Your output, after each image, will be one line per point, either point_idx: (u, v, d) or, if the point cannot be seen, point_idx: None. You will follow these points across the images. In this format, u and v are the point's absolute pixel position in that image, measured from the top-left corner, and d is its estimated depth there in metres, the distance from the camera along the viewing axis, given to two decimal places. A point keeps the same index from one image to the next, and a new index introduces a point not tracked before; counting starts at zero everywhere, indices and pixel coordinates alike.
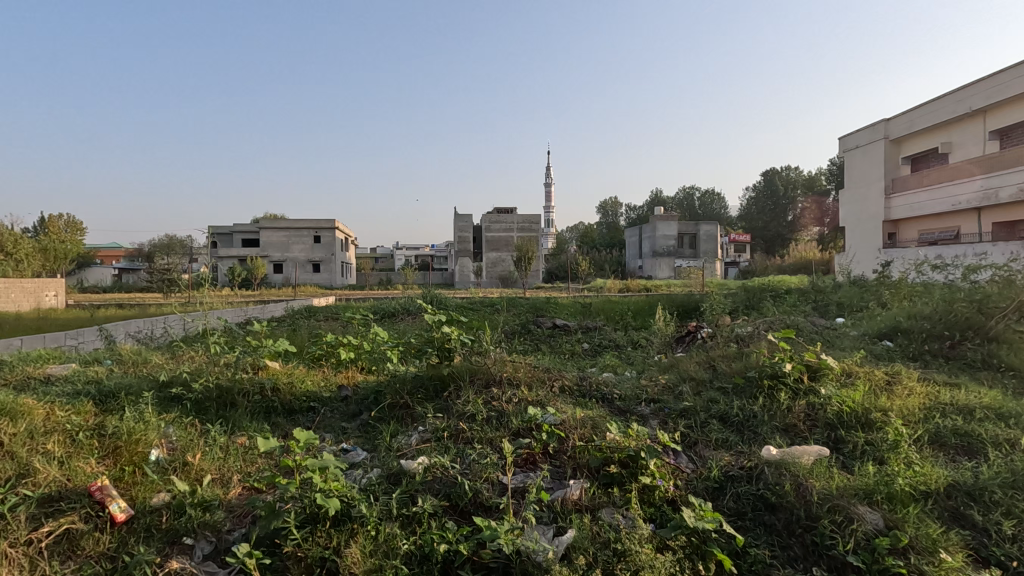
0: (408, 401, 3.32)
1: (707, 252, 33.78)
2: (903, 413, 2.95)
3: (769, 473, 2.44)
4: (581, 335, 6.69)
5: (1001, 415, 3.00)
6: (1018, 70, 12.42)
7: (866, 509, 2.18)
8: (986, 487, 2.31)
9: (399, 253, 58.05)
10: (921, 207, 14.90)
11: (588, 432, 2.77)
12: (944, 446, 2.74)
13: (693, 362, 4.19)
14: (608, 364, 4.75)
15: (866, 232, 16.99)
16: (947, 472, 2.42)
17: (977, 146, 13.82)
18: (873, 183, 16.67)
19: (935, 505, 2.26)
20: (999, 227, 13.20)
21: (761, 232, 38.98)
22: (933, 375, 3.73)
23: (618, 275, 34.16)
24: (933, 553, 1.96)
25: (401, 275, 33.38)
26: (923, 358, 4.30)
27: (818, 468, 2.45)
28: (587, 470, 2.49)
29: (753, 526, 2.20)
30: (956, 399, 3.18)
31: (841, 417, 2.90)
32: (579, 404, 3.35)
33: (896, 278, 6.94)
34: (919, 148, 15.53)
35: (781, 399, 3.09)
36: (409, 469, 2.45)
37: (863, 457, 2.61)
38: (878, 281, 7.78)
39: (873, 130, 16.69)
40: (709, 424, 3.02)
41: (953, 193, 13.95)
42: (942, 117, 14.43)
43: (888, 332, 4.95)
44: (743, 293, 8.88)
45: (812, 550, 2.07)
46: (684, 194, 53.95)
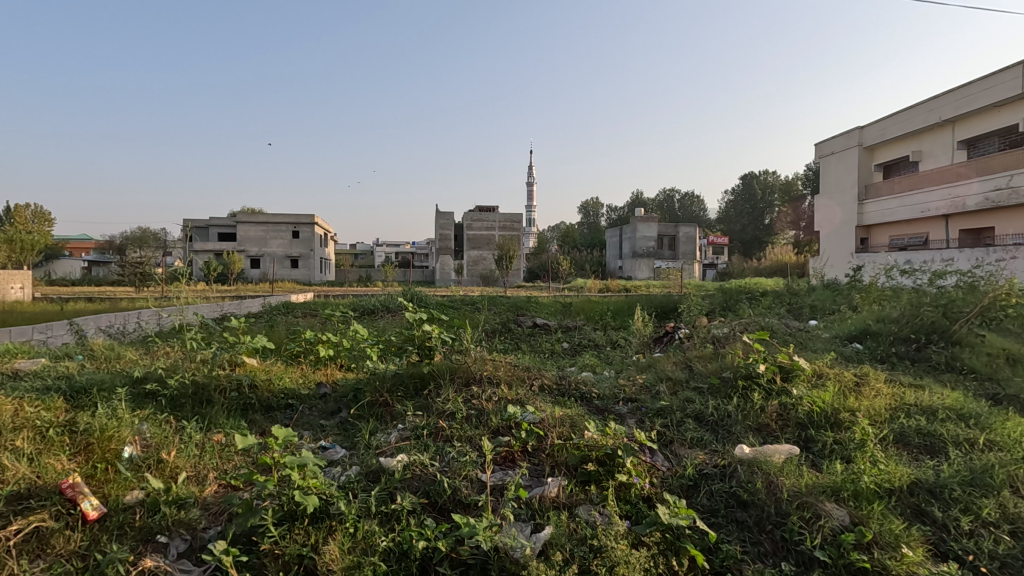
0: (387, 399, 3.31)
1: (686, 254, 34.34)
2: (870, 413, 3.05)
3: (742, 471, 2.52)
4: (561, 334, 6.74)
5: (961, 416, 3.12)
6: (986, 82, 12.88)
7: (832, 505, 2.26)
8: (947, 485, 2.41)
9: (378, 248, 57.45)
10: (894, 213, 15.33)
11: (566, 430, 2.80)
12: (908, 445, 2.84)
13: (670, 362, 4.25)
14: (587, 364, 4.78)
15: (840, 237, 17.44)
16: (911, 471, 2.51)
17: (946, 155, 14.30)
18: (848, 189, 17.11)
19: (899, 503, 2.34)
20: (966, 234, 13.62)
21: (740, 235, 39.69)
22: (899, 376, 3.85)
23: (598, 275, 34.56)
24: (895, 548, 2.05)
25: (381, 273, 33.21)
26: (890, 360, 4.41)
27: (789, 467, 2.52)
28: (564, 468, 2.52)
29: (726, 523, 2.26)
30: (921, 400, 3.29)
31: (812, 417, 2.98)
32: (557, 403, 3.37)
33: (867, 282, 7.13)
34: (893, 156, 15.98)
35: (755, 400, 3.15)
36: (388, 466, 2.46)
37: (832, 455, 2.69)
38: (850, 284, 7.95)
39: (848, 137, 17.19)
40: (685, 424, 3.07)
41: (921, 200, 14.42)
42: (914, 125, 14.88)
43: (858, 334, 5.05)
44: (720, 295, 9.04)
45: (781, 546, 2.15)
46: (664, 195, 54.80)
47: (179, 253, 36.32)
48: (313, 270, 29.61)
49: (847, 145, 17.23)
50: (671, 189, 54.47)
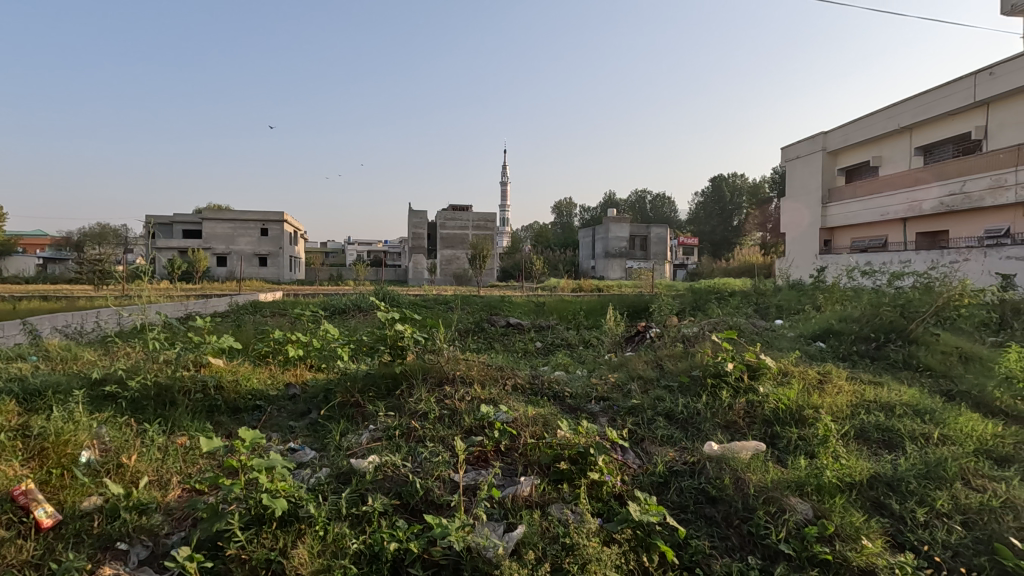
0: (359, 400, 3.27)
1: (657, 255, 34.85)
2: (832, 410, 3.14)
3: (710, 467, 2.57)
4: (534, 334, 6.76)
5: (917, 411, 3.24)
6: (941, 91, 13.44)
7: (796, 500, 2.33)
8: (903, 478, 2.51)
9: (349, 246, 56.59)
10: (855, 216, 15.85)
11: (539, 430, 2.80)
12: (867, 440, 2.94)
13: (641, 361, 4.31)
14: (560, 363, 4.80)
15: (805, 238, 17.95)
16: (871, 466, 2.60)
17: (904, 161, 14.86)
18: (813, 192, 17.63)
19: (859, 496, 2.43)
20: (922, 237, 14.17)
21: (710, 236, 40.47)
22: (860, 374, 3.98)
23: (571, 275, 34.78)
24: (855, 540, 2.12)
25: (352, 272, 32.76)
26: (851, 358, 4.55)
27: (755, 463, 2.58)
28: (537, 467, 2.53)
29: (695, 518, 2.30)
30: (880, 397, 3.41)
31: (777, 414, 3.06)
32: (530, 402, 3.37)
33: (829, 283, 7.36)
34: (855, 161, 16.53)
35: (723, 397, 3.22)
36: (359, 467, 2.43)
37: (796, 451, 2.76)
38: (814, 284, 8.19)
39: (813, 142, 17.71)
40: (655, 421, 3.12)
41: (881, 204, 14.95)
42: (874, 131, 15.42)
43: (821, 333, 5.20)
44: (689, 296, 9.18)
45: (748, 540, 2.20)
46: (636, 196, 55.48)
47: (142, 250, 35.16)
48: (283, 269, 29.02)
49: (811, 149, 17.75)
50: (643, 190, 55.21)
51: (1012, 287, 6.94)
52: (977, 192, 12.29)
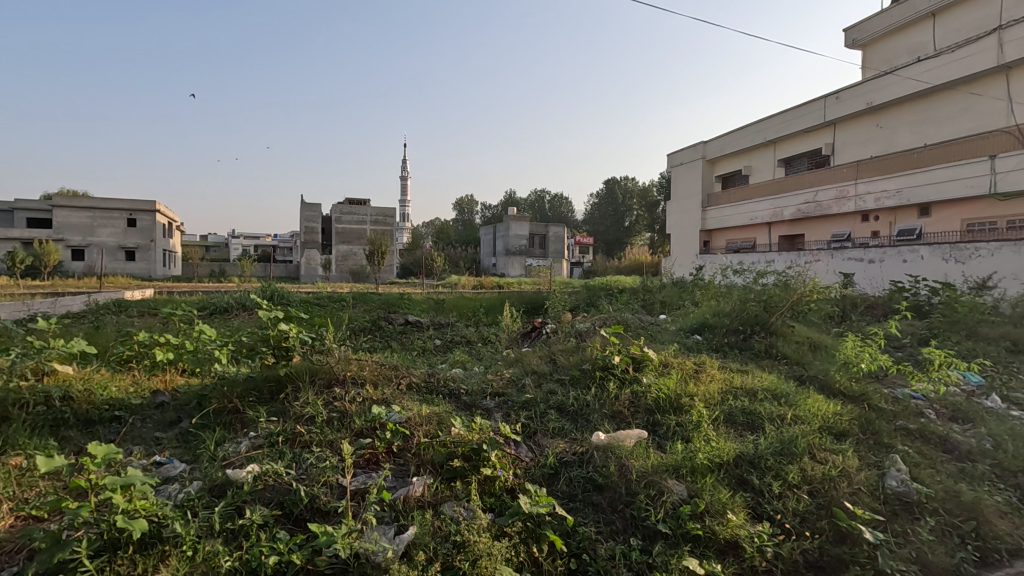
0: (237, 406, 3.03)
1: (555, 253, 35.98)
2: (705, 396, 3.42)
3: (597, 456, 2.69)
4: (433, 331, 6.69)
5: (775, 395, 3.63)
6: (799, 111, 15.13)
7: (673, 482, 2.51)
8: (763, 456, 2.79)
9: (234, 241, 52.49)
10: (729, 220, 17.45)
11: (432, 428, 2.77)
12: (734, 423, 3.25)
13: (536, 356, 4.42)
14: (458, 360, 4.79)
15: (687, 239, 19.42)
16: (737, 446, 2.87)
17: (769, 171, 16.58)
18: (694, 197, 19.12)
19: (726, 474, 2.67)
20: (783, 240, 15.90)
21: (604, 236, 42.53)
22: (730, 363, 4.38)
23: (472, 272, 34.86)
24: (722, 515, 2.34)
25: (237, 268, 30.37)
26: (722, 349, 4.99)
27: (638, 450, 2.75)
28: (430, 466, 2.51)
29: (582, 506, 2.41)
30: (745, 383, 3.78)
31: (658, 403, 3.27)
32: (425, 401, 3.32)
33: (706, 281, 8.02)
34: (729, 170, 18.17)
35: (610, 389, 3.39)
36: (236, 478, 2.25)
37: (674, 437, 2.98)
38: (693, 281, 8.88)
39: (694, 150, 19.19)
40: (547, 414, 3.22)
41: (750, 209, 16.56)
42: (745, 143, 17.02)
43: (698, 326, 5.64)
44: (584, 293, 9.57)
45: (630, 523, 2.34)
46: (536, 196, 56.88)
47: None
48: (154, 264, 26.22)
49: (693, 157, 19.22)
50: (542, 190, 56.74)
51: (851, 284, 8.01)
52: (826, 201, 14.03)
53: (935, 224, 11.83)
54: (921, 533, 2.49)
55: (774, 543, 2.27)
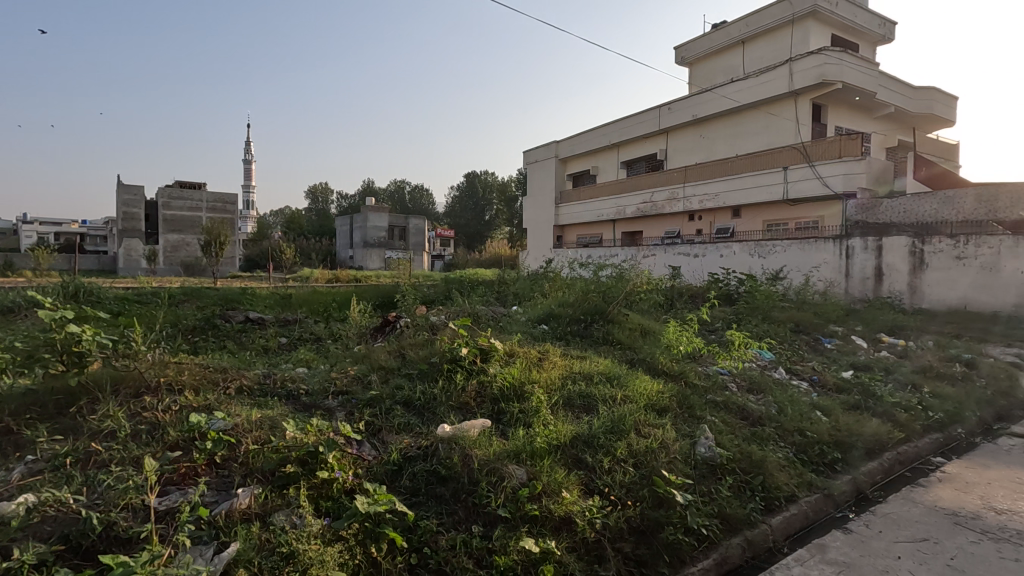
0: (11, 426, 2.53)
1: (416, 245, 35.54)
2: (547, 383, 3.61)
3: (442, 448, 2.70)
4: (276, 328, 6.21)
5: (609, 378, 3.95)
6: (637, 118, 16.55)
7: (513, 467, 2.61)
8: (596, 435, 3.02)
9: (25, 227, 43.73)
10: (579, 216, 18.62)
11: (263, 434, 2.56)
12: (572, 406, 3.47)
13: (385, 351, 4.30)
14: (301, 359, 4.50)
15: (542, 233, 20.36)
16: (573, 428, 3.06)
17: (614, 172, 17.99)
18: (548, 193, 20.08)
19: (563, 455, 2.84)
20: (626, 236, 17.39)
21: (465, 229, 43.05)
22: (571, 351, 4.67)
23: (327, 265, 33.02)
24: (557, 494, 2.50)
25: (29, 260, 25.35)
26: (566, 337, 5.31)
27: (481, 439, 2.81)
28: (259, 475, 2.31)
29: (425, 500, 2.40)
30: (582, 368, 4.06)
31: (503, 392, 3.37)
32: (257, 405, 3.06)
33: (554, 273, 8.49)
34: (579, 169, 19.36)
35: (457, 381, 3.43)
36: (3, 513, 1.87)
37: (516, 423, 3.09)
38: (544, 273, 9.34)
39: (547, 149, 20.13)
40: (393, 410, 3.15)
41: (597, 207, 17.83)
42: (593, 145, 18.25)
43: (545, 317, 5.93)
44: (441, 285, 9.58)
45: (472, 511, 2.38)
46: (395, 186, 55.68)
47: None
48: None
49: (546, 155, 20.15)
50: (402, 181, 55.69)
51: (678, 275, 9.04)
52: (661, 202, 15.59)
53: (744, 225, 13.78)
54: (721, 491, 2.88)
55: (603, 514, 2.47)
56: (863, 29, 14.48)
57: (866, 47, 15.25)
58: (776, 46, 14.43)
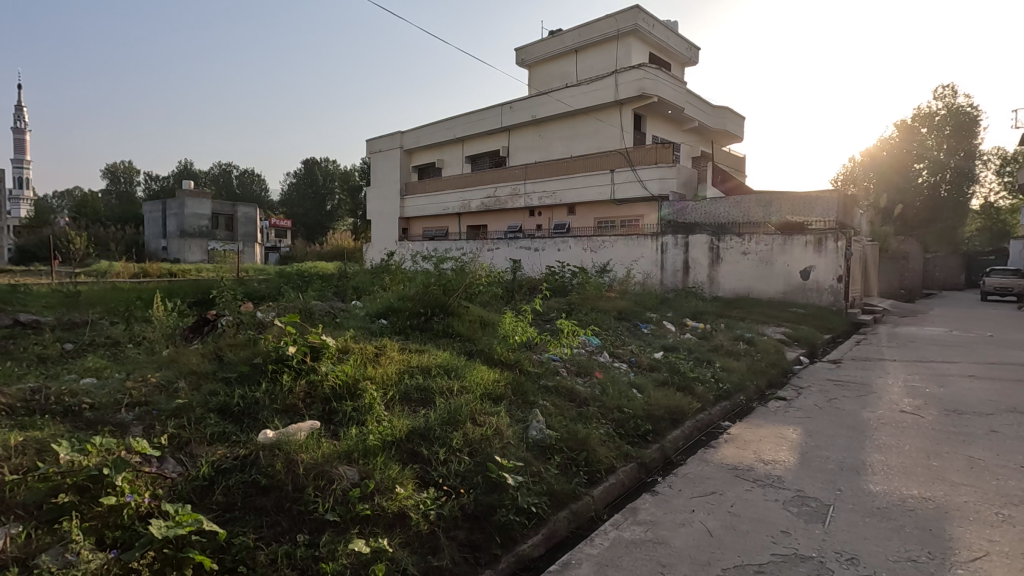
0: None
1: (245, 235, 32.36)
2: (383, 379, 3.54)
3: (263, 456, 2.49)
4: (56, 333, 5.19)
5: (447, 370, 3.99)
6: (480, 114, 16.87)
7: (344, 468, 2.50)
8: (432, 427, 3.03)
9: None
10: (425, 209, 18.48)
11: (27, 462, 2.14)
12: (409, 400, 3.44)
13: (197, 354, 3.83)
14: (87, 367, 3.81)
15: (386, 226, 19.84)
16: (409, 422, 3.04)
17: (459, 166, 18.17)
18: (392, 185, 19.59)
19: (398, 450, 2.81)
20: (471, 229, 17.73)
21: (304, 219, 40.45)
22: (410, 345, 4.61)
23: (132, 257, 28.48)
24: (391, 490, 2.45)
25: None
26: (405, 331, 5.23)
27: (309, 441, 2.65)
28: (20, 512, 1.93)
29: (242, 515, 2.20)
30: (421, 362, 4.05)
31: (335, 390, 3.22)
32: (20, 427, 2.53)
33: (396, 266, 8.33)
34: (424, 161, 19.20)
35: (283, 382, 3.19)
36: None
37: (349, 422, 2.97)
38: (385, 266, 9.10)
39: (392, 139, 19.64)
40: (205, 419, 2.83)
41: (443, 200, 17.86)
42: (438, 138, 18.22)
43: (383, 311, 5.77)
44: (273, 280, 8.83)
45: (297, 520, 2.23)
46: (220, 169, 50.22)
47: None
48: None
49: (390, 145, 19.64)
50: (229, 164, 50.45)
51: (518, 268, 9.44)
52: (503, 197, 16.13)
53: (578, 221, 14.88)
54: (549, 470, 3.08)
55: (437, 505, 2.49)
56: (674, 51, 16.46)
57: (676, 67, 17.36)
58: (604, 58, 15.76)
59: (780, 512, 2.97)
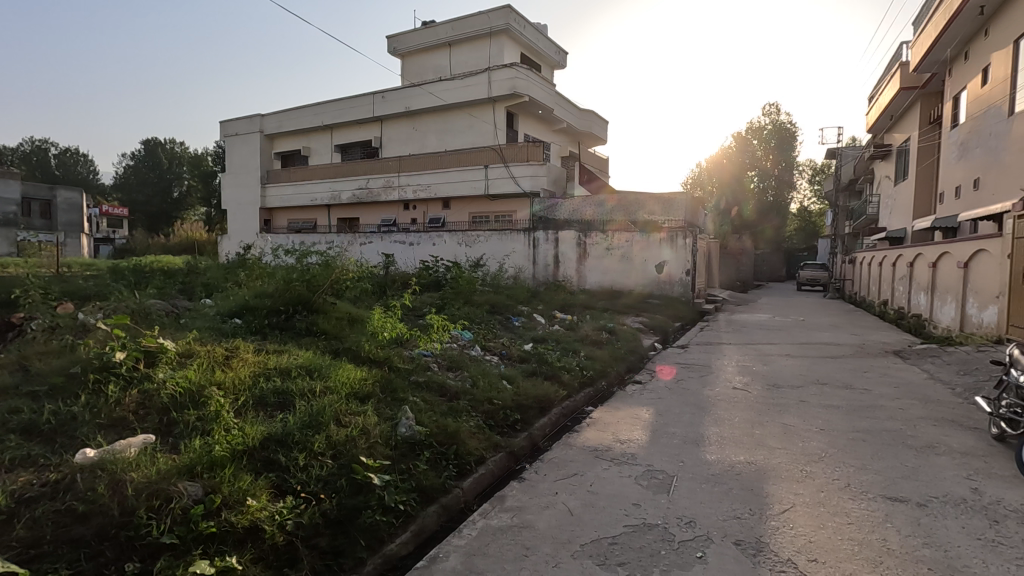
0: None
1: (67, 225, 27.87)
2: (233, 384, 3.27)
3: (81, 480, 2.18)
4: None
5: (309, 371, 3.79)
6: (350, 102, 16.12)
7: (186, 484, 2.27)
8: (291, 432, 2.86)
9: None
10: (289, 199, 17.29)
11: None
12: (265, 405, 3.21)
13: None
14: None
15: (245, 216, 18.26)
16: (263, 429, 2.84)
17: (327, 155, 17.24)
18: (251, 172, 18.05)
19: (251, 460, 2.61)
20: (342, 222, 16.95)
21: (145, 207, 35.88)
22: (266, 345, 4.28)
23: None
24: (241, 503, 2.28)
25: None
26: (262, 331, 4.85)
27: (141, 458, 2.37)
28: None
29: (52, 549, 1.91)
30: (279, 363, 3.79)
31: (175, 399, 2.91)
32: None
33: (253, 261, 7.70)
34: (288, 148, 17.94)
35: (109, 394, 2.82)
36: None
37: (192, 433, 2.70)
38: (241, 261, 8.37)
39: (250, 122, 18.07)
40: (3, 443, 2.41)
41: (310, 190, 16.82)
42: (303, 124, 17.11)
43: (237, 310, 5.30)
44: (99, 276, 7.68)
45: (125, 547, 1.97)
46: (32, 146, 42.86)
47: None
48: None
49: (249, 129, 18.07)
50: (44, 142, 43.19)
51: (390, 263, 9.20)
52: (376, 189, 15.59)
53: (453, 216, 14.90)
54: (418, 466, 3.04)
55: (295, 514, 2.35)
56: (544, 53, 17.07)
57: (546, 68, 18.03)
58: (477, 54, 15.89)
59: (632, 486, 3.25)
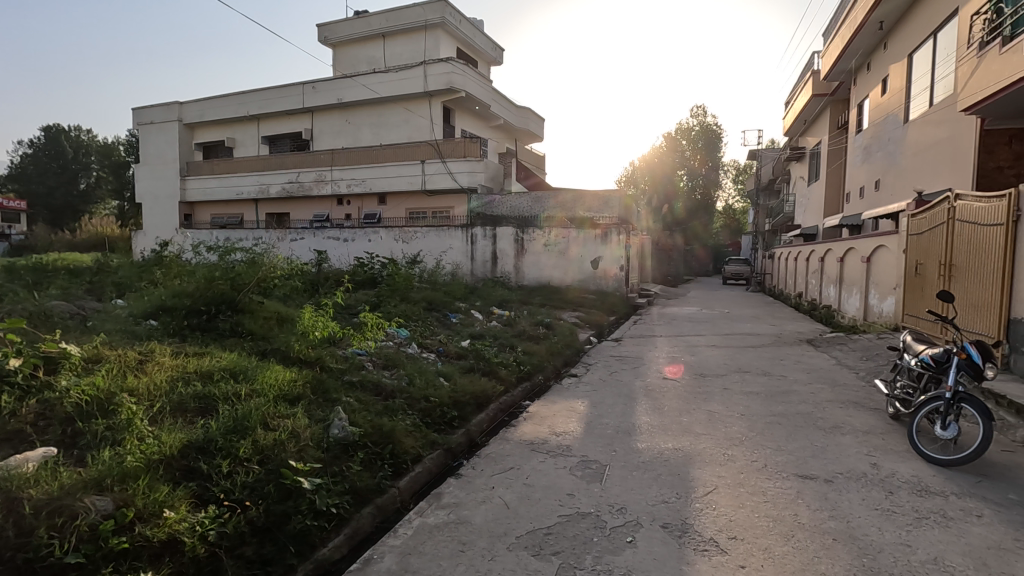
0: None
1: None
2: (147, 390, 3.08)
3: None
4: None
5: (233, 373, 3.62)
6: (277, 91, 15.42)
7: (93, 499, 2.11)
8: (212, 438, 2.72)
9: None
10: (213, 193, 16.36)
11: None
12: (184, 411, 3.04)
13: None
14: None
15: (163, 211, 17.11)
16: (182, 436, 2.69)
17: (253, 146, 16.44)
18: (169, 163, 16.93)
19: (168, 470, 2.47)
20: (271, 217, 16.23)
21: (47, 199, 32.87)
22: (185, 348, 4.03)
23: None
24: (157, 516, 2.15)
25: None
26: (182, 333, 4.57)
27: (40, 474, 2.19)
28: None
29: None
30: (200, 366, 3.59)
31: (80, 408, 2.70)
32: None
33: (171, 258, 7.24)
34: (210, 139, 16.96)
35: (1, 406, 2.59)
36: None
37: (100, 444, 2.51)
38: (158, 258, 7.85)
39: (167, 110, 16.93)
40: None
41: (235, 184, 15.98)
42: (226, 114, 16.21)
43: (153, 311, 4.97)
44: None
45: (22, 570, 1.81)
46: None
47: None
48: None
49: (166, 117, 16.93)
50: None
51: (323, 260, 8.91)
52: (307, 183, 15.02)
53: (389, 211, 14.61)
54: (351, 468, 2.98)
55: (218, 524, 2.24)
56: (480, 49, 17.03)
57: (483, 64, 18.01)
58: (412, 47, 15.63)
59: (568, 477, 3.33)
